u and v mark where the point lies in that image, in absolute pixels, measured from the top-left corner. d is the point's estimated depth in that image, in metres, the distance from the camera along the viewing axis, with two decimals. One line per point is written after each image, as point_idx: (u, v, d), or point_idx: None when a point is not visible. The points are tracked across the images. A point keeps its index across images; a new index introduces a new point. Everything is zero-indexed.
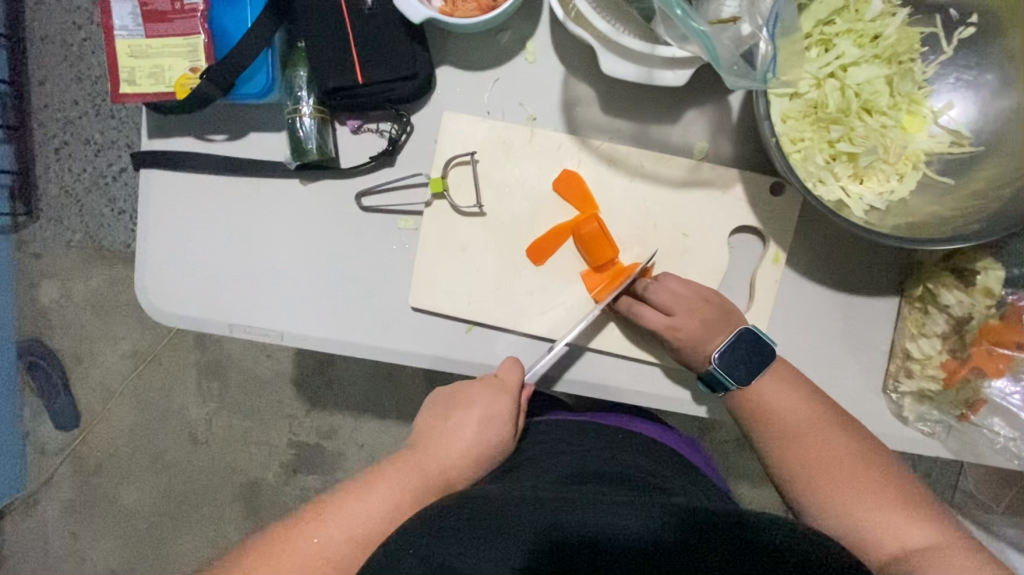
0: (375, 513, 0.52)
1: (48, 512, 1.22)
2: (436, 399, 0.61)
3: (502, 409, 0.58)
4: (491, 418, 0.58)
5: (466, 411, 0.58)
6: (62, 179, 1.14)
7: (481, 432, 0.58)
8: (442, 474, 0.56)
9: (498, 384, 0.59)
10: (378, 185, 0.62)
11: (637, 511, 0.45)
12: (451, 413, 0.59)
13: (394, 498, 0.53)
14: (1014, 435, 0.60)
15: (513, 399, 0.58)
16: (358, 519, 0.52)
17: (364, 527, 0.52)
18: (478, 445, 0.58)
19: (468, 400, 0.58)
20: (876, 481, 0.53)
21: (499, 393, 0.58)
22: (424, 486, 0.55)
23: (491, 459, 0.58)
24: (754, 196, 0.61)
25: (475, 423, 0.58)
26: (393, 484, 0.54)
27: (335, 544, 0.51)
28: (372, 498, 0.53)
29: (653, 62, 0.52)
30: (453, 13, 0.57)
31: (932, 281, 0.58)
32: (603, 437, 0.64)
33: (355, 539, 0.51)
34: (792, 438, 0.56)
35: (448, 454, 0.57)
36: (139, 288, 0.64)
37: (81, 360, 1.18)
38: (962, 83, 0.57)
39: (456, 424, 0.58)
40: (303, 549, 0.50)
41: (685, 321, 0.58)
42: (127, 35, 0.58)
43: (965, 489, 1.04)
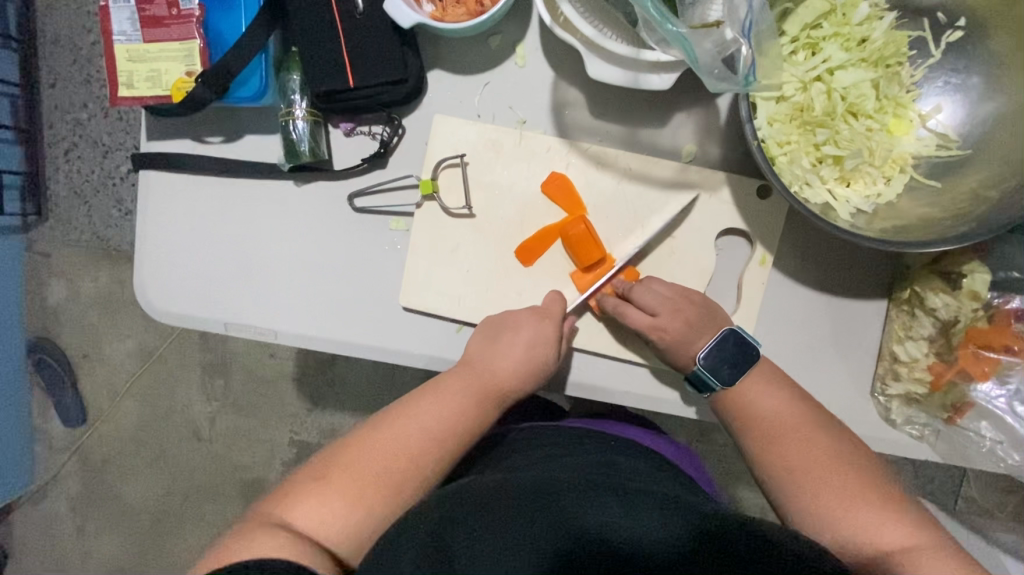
0: (444, 419, 0.56)
1: (57, 506, 1.24)
2: (482, 327, 0.61)
3: (548, 333, 0.59)
4: (538, 341, 0.58)
5: (515, 333, 0.59)
6: (71, 179, 1.16)
7: (530, 355, 0.58)
8: (499, 388, 0.59)
9: (542, 311, 0.60)
10: (369, 186, 0.63)
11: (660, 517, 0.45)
12: (500, 337, 0.59)
13: (459, 407, 0.56)
14: (1000, 438, 0.60)
15: (557, 324, 0.59)
16: (428, 420, 0.55)
17: (435, 429, 0.55)
18: (527, 366, 0.59)
19: (514, 324, 0.59)
20: (860, 486, 0.52)
21: (545, 319, 0.59)
22: (482, 398, 0.58)
23: (543, 376, 0.60)
24: (742, 199, 0.61)
25: (523, 346, 0.58)
26: (456, 393, 0.57)
27: (413, 444, 0.54)
28: (437, 409, 0.56)
29: (638, 66, 0.53)
30: (443, 18, 0.58)
31: (919, 284, 0.58)
32: (596, 439, 0.64)
33: (428, 441, 0.55)
34: (774, 439, 0.56)
35: (500, 372, 0.59)
36: (138, 285, 0.65)
37: (88, 357, 1.21)
38: (949, 87, 0.57)
39: (504, 347, 0.59)
40: (381, 451, 0.53)
41: (669, 321, 0.58)
42: (125, 40, 0.60)
43: (968, 495, 1.03)
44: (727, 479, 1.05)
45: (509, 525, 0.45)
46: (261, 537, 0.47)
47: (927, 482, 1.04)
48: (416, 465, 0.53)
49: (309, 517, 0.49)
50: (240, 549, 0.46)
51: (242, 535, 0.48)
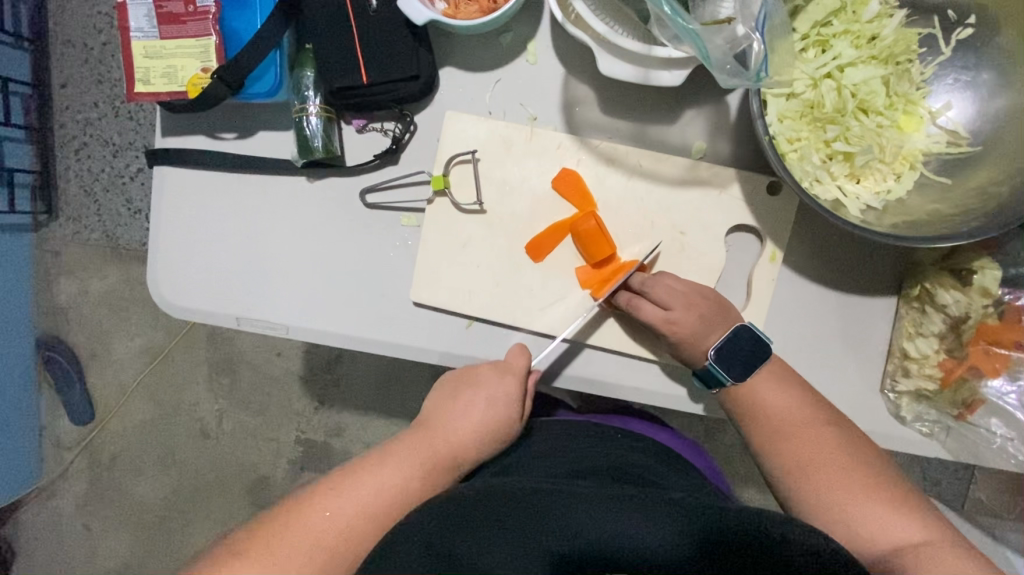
0: (385, 490, 0.54)
1: (64, 503, 1.25)
2: (445, 382, 0.61)
3: (507, 391, 0.59)
4: (496, 400, 0.59)
5: (474, 392, 0.59)
6: (81, 178, 1.17)
7: (489, 413, 0.59)
8: (450, 455, 0.57)
9: (503, 367, 0.60)
10: (382, 182, 0.63)
11: (660, 517, 0.44)
12: (458, 395, 0.59)
13: (403, 476, 0.55)
14: (1011, 434, 0.60)
15: (519, 380, 0.59)
16: (368, 491, 0.54)
17: (373, 502, 0.53)
18: (482, 426, 0.59)
19: (474, 382, 0.60)
20: (866, 481, 0.53)
21: (504, 375, 0.60)
22: (431, 466, 0.56)
23: (497, 440, 0.59)
24: (751, 196, 0.61)
25: (480, 405, 0.59)
26: (403, 458, 0.56)
27: (347, 517, 0.52)
28: (381, 477, 0.55)
29: (649, 62, 0.53)
30: (455, 16, 0.59)
31: (930, 280, 0.58)
32: (603, 436, 0.65)
33: (365, 514, 0.53)
34: (780, 437, 0.56)
35: (455, 433, 0.58)
36: (151, 279, 0.66)
37: (97, 355, 1.21)
38: (960, 84, 0.58)
39: (461, 406, 0.59)
40: (312, 525, 0.51)
41: (683, 316, 0.58)
42: (142, 36, 0.60)
43: (975, 497, 1.03)
44: (734, 479, 1.05)
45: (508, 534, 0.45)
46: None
47: (934, 482, 1.04)
48: (347, 540, 0.51)
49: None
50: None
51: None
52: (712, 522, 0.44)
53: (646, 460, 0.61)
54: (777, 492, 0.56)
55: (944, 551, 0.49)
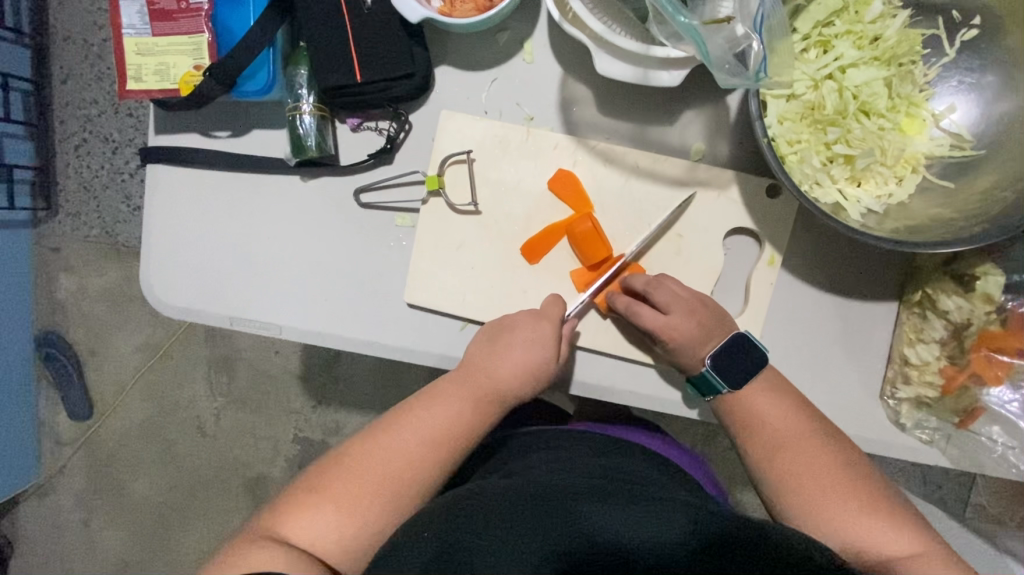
0: (439, 425, 0.56)
1: (62, 500, 1.24)
2: (481, 331, 0.60)
3: (543, 335, 0.57)
4: (534, 342, 0.57)
5: (512, 335, 0.58)
6: (81, 175, 1.17)
7: (528, 355, 0.57)
8: (495, 392, 0.58)
9: (539, 313, 0.59)
10: (376, 181, 0.63)
11: (676, 518, 0.44)
12: (497, 339, 0.59)
13: (455, 412, 0.56)
14: (1012, 443, 0.59)
15: (555, 326, 0.58)
16: (421, 429, 0.55)
17: (428, 438, 0.55)
18: (524, 367, 0.58)
19: (511, 326, 0.59)
20: (857, 491, 0.52)
21: (541, 320, 0.58)
22: (479, 401, 0.57)
23: (540, 380, 0.58)
24: (750, 198, 0.60)
25: (519, 347, 0.57)
26: (449, 398, 0.57)
27: (408, 450, 0.54)
28: (433, 413, 0.56)
29: (647, 62, 0.53)
30: (451, 14, 0.58)
31: (931, 286, 0.57)
32: (598, 442, 0.64)
33: (425, 446, 0.54)
34: (775, 446, 0.55)
35: (497, 374, 0.58)
36: (144, 278, 0.65)
37: (95, 352, 1.21)
38: (964, 86, 0.57)
39: (500, 350, 0.58)
40: (377, 458, 0.53)
41: (683, 321, 0.57)
42: (134, 33, 0.60)
43: (977, 503, 1.02)
44: (733, 483, 1.04)
45: (520, 532, 0.44)
46: (251, 552, 0.48)
47: (936, 487, 1.03)
48: (412, 468, 0.54)
49: (306, 528, 0.50)
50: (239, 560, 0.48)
51: (239, 547, 0.49)
52: (713, 526, 0.44)
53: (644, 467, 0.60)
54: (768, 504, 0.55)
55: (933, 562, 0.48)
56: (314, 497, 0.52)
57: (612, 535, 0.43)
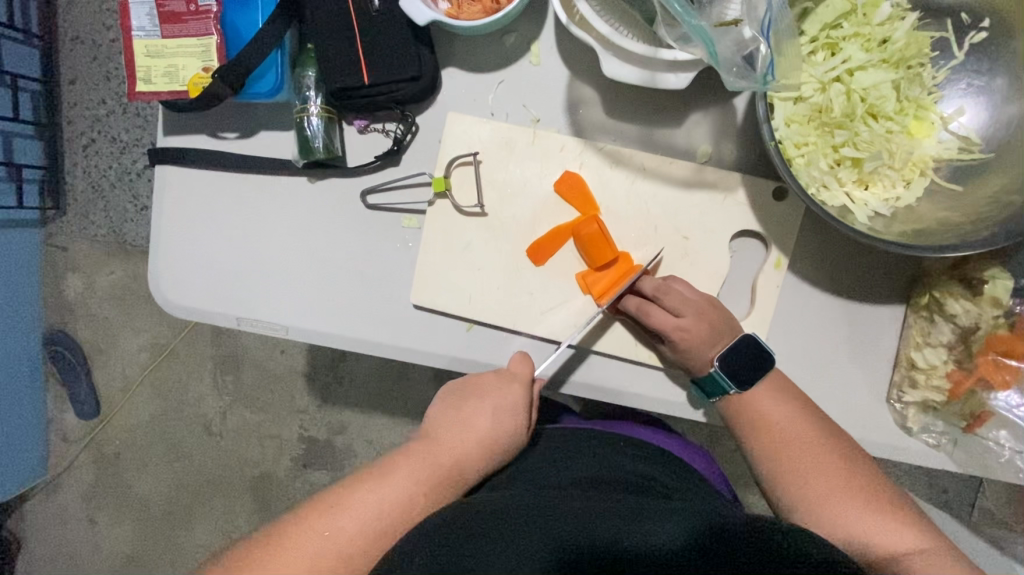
0: (387, 507, 0.53)
1: (70, 497, 1.25)
2: (449, 390, 0.60)
3: (514, 399, 0.58)
4: (502, 409, 0.58)
5: (480, 401, 0.58)
6: (89, 174, 1.18)
7: (496, 423, 0.58)
8: (455, 465, 0.56)
9: (509, 375, 0.59)
10: (383, 183, 0.63)
11: (670, 524, 0.45)
12: (464, 405, 0.59)
13: (407, 492, 0.54)
14: (1019, 447, 0.58)
15: (525, 389, 0.59)
16: (368, 507, 0.52)
17: (376, 518, 0.52)
18: (490, 435, 0.58)
19: (480, 391, 0.59)
20: (860, 486, 0.52)
21: (510, 384, 0.59)
22: (436, 478, 0.55)
23: (503, 449, 0.59)
24: (756, 201, 0.60)
25: (488, 413, 0.58)
26: (405, 473, 0.55)
27: (350, 535, 0.51)
28: (384, 492, 0.53)
29: (655, 65, 0.53)
30: (458, 16, 0.58)
31: (939, 289, 0.57)
32: (597, 445, 0.64)
33: (367, 533, 0.51)
34: (781, 446, 0.55)
35: (461, 444, 0.57)
36: (152, 278, 0.66)
37: (103, 351, 1.22)
38: (973, 89, 0.56)
39: (468, 415, 0.58)
40: (313, 545, 0.50)
41: (693, 323, 0.58)
42: (144, 35, 0.60)
43: (984, 506, 1.01)
44: (737, 484, 1.04)
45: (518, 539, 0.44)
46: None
47: (942, 489, 1.03)
48: (348, 558, 0.50)
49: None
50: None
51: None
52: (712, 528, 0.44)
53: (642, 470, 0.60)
54: (772, 502, 0.55)
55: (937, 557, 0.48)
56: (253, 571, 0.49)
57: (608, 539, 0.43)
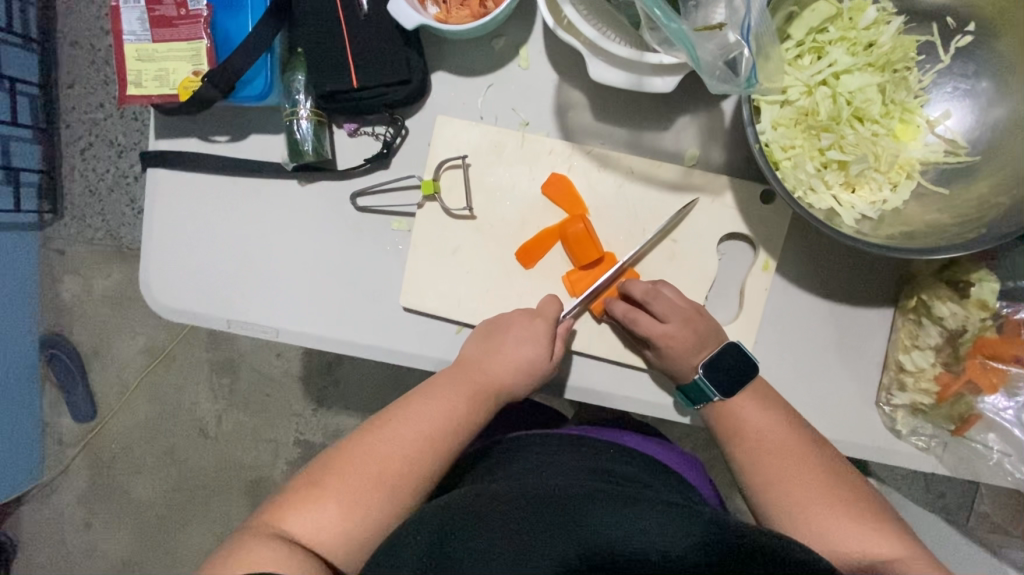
0: (433, 421, 0.55)
1: (65, 500, 1.25)
2: (477, 330, 0.61)
3: (539, 331, 0.58)
4: (527, 339, 0.58)
5: (506, 333, 0.59)
6: (86, 178, 1.18)
7: (522, 351, 0.58)
8: (491, 388, 0.58)
9: (534, 310, 0.60)
10: (372, 186, 0.63)
11: (665, 518, 0.44)
12: (491, 336, 0.59)
13: (451, 410, 0.56)
14: (1008, 451, 0.59)
15: (551, 324, 0.59)
16: (418, 424, 0.55)
17: (425, 432, 0.55)
18: (518, 363, 0.58)
19: (506, 323, 0.59)
20: (841, 494, 0.52)
21: (535, 316, 0.59)
22: (474, 399, 0.57)
23: (537, 375, 0.59)
24: (744, 204, 0.61)
25: (514, 345, 0.58)
26: (447, 393, 0.57)
27: (405, 445, 0.54)
28: (429, 409, 0.56)
29: (640, 69, 0.53)
30: (447, 20, 0.59)
31: (926, 292, 0.57)
32: (579, 447, 0.63)
33: (419, 445, 0.54)
34: (762, 454, 0.55)
35: (493, 370, 0.58)
36: (143, 280, 0.66)
37: (99, 354, 1.22)
38: (959, 92, 0.57)
39: (496, 346, 0.59)
40: (372, 456, 0.53)
41: (678, 330, 0.58)
42: (135, 39, 0.61)
43: (981, 511, 1.01)
44: (732, 488, 1.04)
45: (517, 531, 0.45)
46: (253, 547, 0.48)
47: (938, 494, 1.03)
48: (407, 466, 0.53)
49: (303, 527, 0.50)
50: (239, 558, 0.47)
51: (238, 545, 0.49)
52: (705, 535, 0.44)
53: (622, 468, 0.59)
54: (755, 510, 0.55)
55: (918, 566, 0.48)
56: (314, 492, 0.51)
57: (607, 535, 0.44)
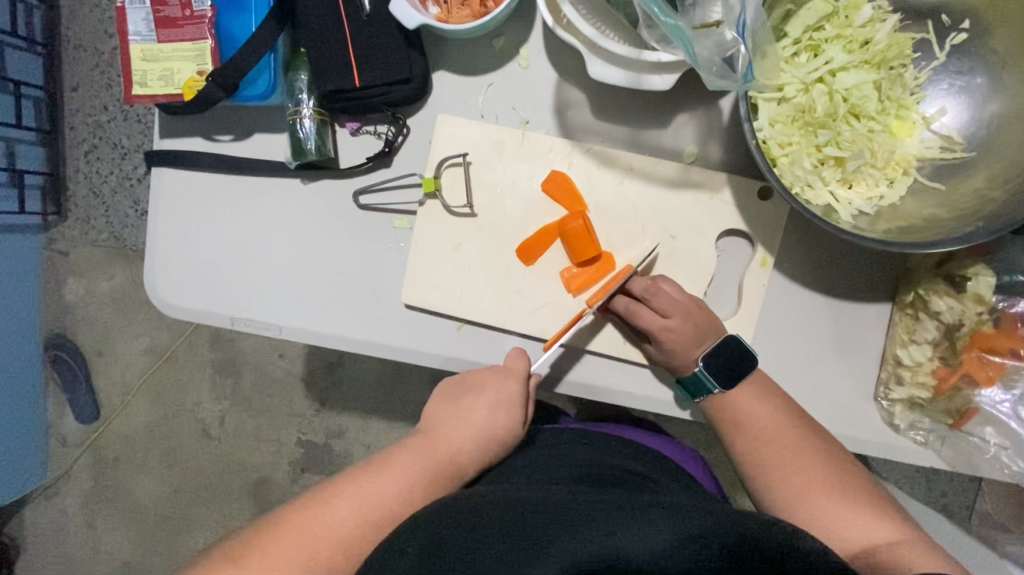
0: (387, 495, 0.54)
1: (69, 501, 1.26)
2: (445, 389, 0.62)
3: (509, 395, 0.59)
4: (499, 403, 0.59)
5: (477, 398, 0.60)
6: (91, 180, 1.19)
7: (492, 417, 0.59)
8: (453, 460, 0.57)
9: (506, 370, 0.60)
10: (374, 184, 0.64)
11: (661, 515, 0.43)
12: (461, 400, 0.60)
13: (404, 483, 0.54)
14: (1006, 444, 0.59)
15: (521, 386, 0.60)
16: (371, 497, 0.53)
17: (376, 508, 0.53)
18: (486, 429, 0.59)
19: (479, 386, 0.60)
20: (840, 482, 0.53)
21: (507, 379, 0.60)
22: (434, 471, 0.56)
23: (499, 443, 0.60)
24: (743, 201, 0.61)
25: (484, 409, 0.59)
26: (408, 464, 0.56)
27: (353, 522, 0.52)
28: (385, 481, 0.54)
29: (639, 66, 0.53)
30: (448, 20, 0.60)
31: (923, 287, 0.58)
32: (576, 445, 0.63)
33: (363, 523, 0.52)
34: (760, 442, 0.56)
35: (460, 437, 0.59)
36: (148, 278, 0.67)
37: (103, 355, 1.23)
38: (954, 89, 0.57)
39: (466, 410, 0.59)
40: (314, 532, 0.51)
41: (680, 324, 0.58)
42: (140, 40, 0.62)
43: (982, 509, 1.01)
44: (733, 486, 1.05)
45: (509, 535, 0.45)
46: None
47: (939, 492, 1.03)
48: (343, 546, 0.51)
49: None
50: None
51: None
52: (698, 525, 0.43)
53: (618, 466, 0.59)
54: (756, 499, 0.56)
55: (918, 550, 0.48)
56: (247, 564, 0.49)
57: (604, 533, 0.43)
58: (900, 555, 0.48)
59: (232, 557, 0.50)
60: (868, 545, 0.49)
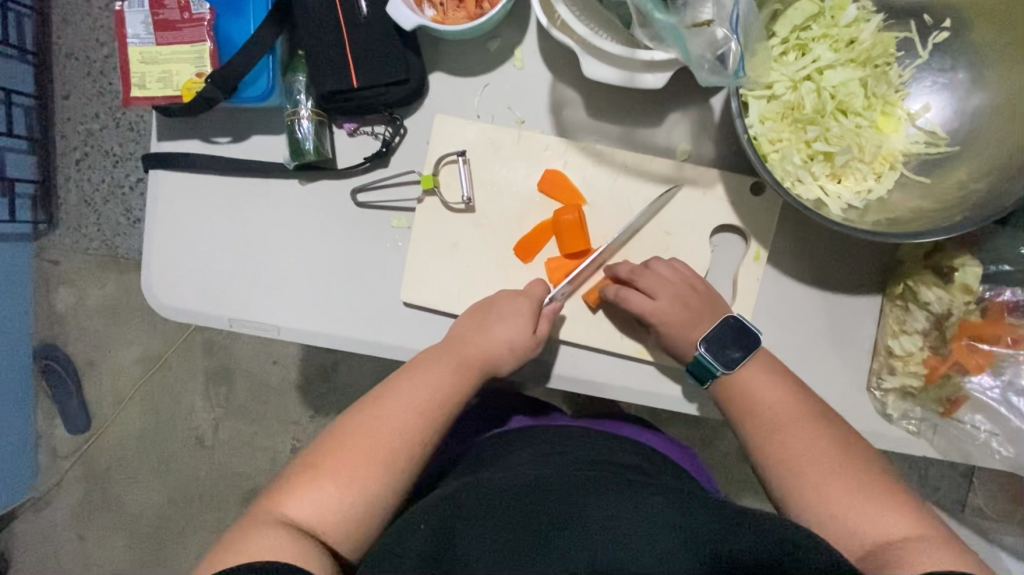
0: (421, 404, 0.57)
1: (59, 513, 1.24)
2: (467, 311, 0.62)
3: (521, 307, 0.59)
4: (513, 316, 0.59)
5: (493, 314, 0.60)
6: (82, 188, 1.19)
7: (508, 329, 0.59)
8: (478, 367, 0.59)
9: (518, 290, 0.61)
10: (373, 182, 0.64)
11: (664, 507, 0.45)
12: (478, 317, 0.60)
13: (439, 389, 0.57)
14: (996, 431, 0.61)
15: (533, 302, 0.60)
16: (410, 404, 0.56)
17: (417, 412, 0.56)
18: (505, 341, 0.59)
19: (492, 304, 0.60)
20: (857, 476, 0.53)
21: (518, 296, 0.60)
22: (465, 379, 0.59)
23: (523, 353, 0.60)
24: (735, 196, 0.62)
25: (499, 324, 0.59)
26: (435, 372, 0.58)
27: (397, 427, 0.55)
28: (416, 389, 0.57)
29: (633, 65, 0.54)
30: (444, 22, 0.61)
31: (913, 278, 0.59)
32: (569, 435, 0.64)
33: (410, 423, 0.56)
34: (776, 429, 0.56)
35: (481, 351, 0.59)
36: (145, 280, 0.67)
37: (94, 364, 1.22)
38: (937, 86, 0.59)
39: (483, 327, 0.60)
40: (364, 438, 0.54)
41: (669, 305, 0.59)
42: (139, 42, 0.62)
43: (974, 504, 1.03)
44: (729, 485, 1.05)
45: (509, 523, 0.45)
46: (259, 535, 0.49)
47: (931, 488, 1.04)
48: (400, 441, 0.55)
49: (302, 510, 0.51)
50: (244, 546, 0.48)
51: (240, 534, 0.50)
52: (704, 520, 0.44)
53: (613, 453, 0.60)
54: (767, 485, 0.56)
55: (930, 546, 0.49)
56: (310, 478, 0.53)
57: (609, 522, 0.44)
58: (913, 550, 0.49)
59: (292, 479, 0.53)
60: (883, 540, 0.50)
